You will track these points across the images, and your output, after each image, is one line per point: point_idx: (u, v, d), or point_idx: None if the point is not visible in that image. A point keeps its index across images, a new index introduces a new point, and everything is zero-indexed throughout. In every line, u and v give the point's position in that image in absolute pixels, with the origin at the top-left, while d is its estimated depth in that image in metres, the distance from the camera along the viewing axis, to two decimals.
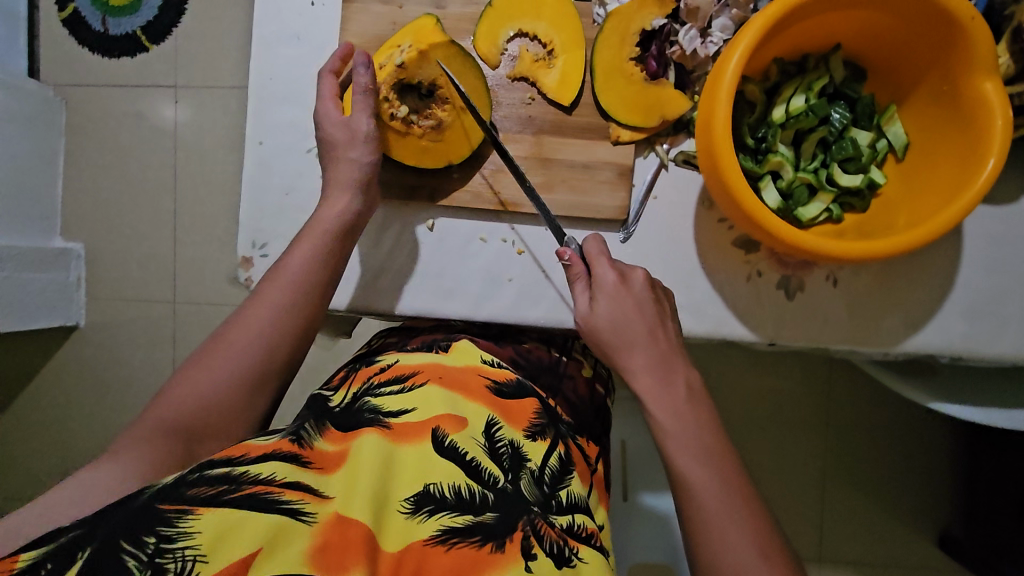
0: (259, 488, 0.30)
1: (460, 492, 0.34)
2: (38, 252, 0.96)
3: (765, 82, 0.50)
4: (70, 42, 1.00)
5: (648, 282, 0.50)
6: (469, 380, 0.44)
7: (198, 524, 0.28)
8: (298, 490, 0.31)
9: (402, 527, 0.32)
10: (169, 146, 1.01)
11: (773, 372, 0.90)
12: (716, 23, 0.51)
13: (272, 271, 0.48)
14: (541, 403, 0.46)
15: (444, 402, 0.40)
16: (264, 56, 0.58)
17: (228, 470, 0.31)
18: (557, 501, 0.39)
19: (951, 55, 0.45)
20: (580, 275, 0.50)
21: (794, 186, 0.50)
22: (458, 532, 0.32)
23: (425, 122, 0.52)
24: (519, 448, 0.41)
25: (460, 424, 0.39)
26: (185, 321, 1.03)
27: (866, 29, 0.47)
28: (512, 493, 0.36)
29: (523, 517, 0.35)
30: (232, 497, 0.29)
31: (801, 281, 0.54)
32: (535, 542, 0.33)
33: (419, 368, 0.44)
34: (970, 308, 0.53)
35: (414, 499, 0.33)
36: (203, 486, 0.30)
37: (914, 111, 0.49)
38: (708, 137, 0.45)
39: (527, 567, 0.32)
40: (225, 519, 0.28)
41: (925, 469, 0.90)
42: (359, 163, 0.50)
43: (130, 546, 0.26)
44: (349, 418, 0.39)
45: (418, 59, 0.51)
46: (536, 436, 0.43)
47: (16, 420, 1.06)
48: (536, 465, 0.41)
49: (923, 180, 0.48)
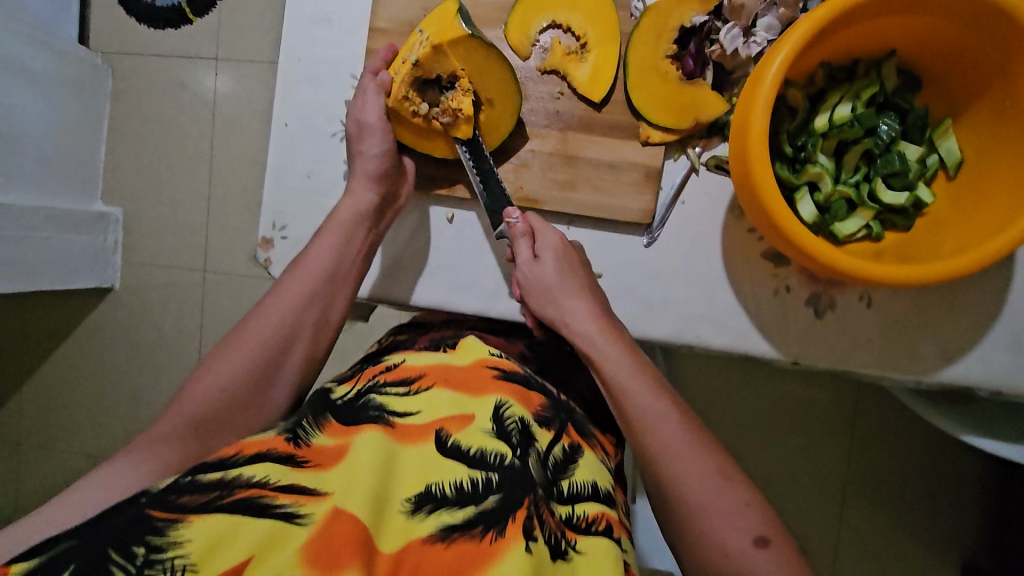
0: (250, 494, 0.29)
1: (461, 487, 0.33)
2: (80, 216, 0.99)
3: (809, 87, 0.47)
4: (119, 11, 1.01)
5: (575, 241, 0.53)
6: (477, 377, 0.42)
7: (187, 533, 0.27)
8: (293, 493, 0.30)
9: (399, 526, 0.31)
10: (207, 117, 1.02)
11: (798, 385, 0.87)
12: (761, 22, 0.49)
13: (294, 264, 0.49)
14: (547, 395, 0.45)
15: (449, 403, 0.38)
16: (292, 36, 0.57)
17: (219, 476, 0.30)
18: (559, 489, 0.38)
19: (1016, 68, 0.41)
20: (523, 234, 0.51)
21: (832, 200, 0.47)
22: (457, 527, 0.31)
23: (442, 117, 0.50)
24: (528, 427, 0.39)
25: (464, 422, 0.37)
26: (215, 291, 1.05)
27: (925, 34, 0.43)
28: (519, 470, 0.35)
29: (528, 497, 0.34)
30: (224, 504, 0.29)
31: (831, 299, 0.51)
32: (536, 525, 0.33)
33: (424, 370, 0.42)
34: (1015, 340, 0.50)
35: (414, 498, 0.32)
36: (193, 495, 0.29)
37: (970, 126, 0.46)
38: (743, 139, 0.42)
39: (528, 547, 0.31)
40: (216, 527, 0.28)
41: (953, 496, 0.86)
42: (375, 156, 0.51)
43: (117, 558, 0.26)
44: (353, 412, 0.37)
45: (434, 54, 0.48)
46: (544, 425, 0.41)
47: (55, 376, 1.11)
48: (543, 447, 0.39)
49: (975, 200, 0.45)
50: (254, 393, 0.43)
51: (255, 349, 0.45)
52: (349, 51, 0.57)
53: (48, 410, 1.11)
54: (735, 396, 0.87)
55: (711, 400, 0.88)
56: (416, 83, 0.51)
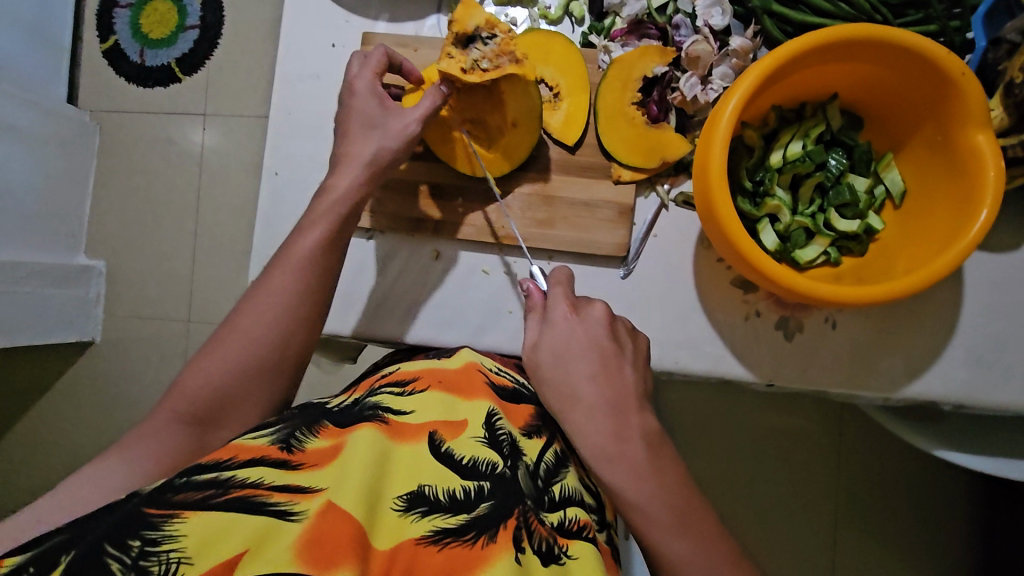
0: (246, 492, 0.30)
1: (454, 494, 0.34)
2: (63, 269, 1.00)
3: (763, 128, 0.52)
4: (108, 71, 1.04)
5: (606, 318, 0.47)
6: (468, 380, 0.44)
7: (183, 528, 0.28)
8: (286, 492, 0.31)
9: (394, 523, 0.32)
10: (194, 170, 1.05)
11: (777, 412, 0.89)
12: (717, 71, 0.54)
13: (282, 251, 0.47)
14: (535, 406, 0.47)
15: (443, 407, 0.40)
16: (285, 92, 0.61)
17: (215, 475, 0.31)
18: (549, 497, 0.38)
19: (944, 108, 0.45)
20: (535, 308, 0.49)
21: (791, 230, 0.51)
22: (450, 532, 0.32)
23: (502, 60, 0.49)
24: (517, 442, 0.40)
25: (458, 427, 0.38)
26: (199, 341, 1.05)
27: (863, 81, 0.48)
28: (509, 479, 0.36)
29: (518, 508, 0.35)
30: (218, 501, 0.29)
31: (799, 322, 0.54)
32: (525, 537, 0.33)
33: (418, 374, 0.44)
34: (970, 356, 0.53)
35: (407, 498, 0.33)
36: (189, 492, 0.30)
37: (910, 160, 0.50)
38: (705, 179, 0.46)
39: (517, 559, 0.32)
40: (209, 524, 0.28)
41: (938, 521, 0.87)
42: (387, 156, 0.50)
43: (112, 550, 0.27)
44: (348, 416, 0.38)
45: (467, 11, 0.48)
46: (534, 434, 0.43)
47: (31, 432, 1.08)
48: (532, 460, 0.40)
49: (920, 225, 0.48)
50: (239, 409, 0.42)
51: (243, 344, 0.43)
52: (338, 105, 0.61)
53: (21, 467, 1.08)
54: (721, 427, 0.89)
55: (695, 429, 0.89)
56: (456, 43, 0.49)
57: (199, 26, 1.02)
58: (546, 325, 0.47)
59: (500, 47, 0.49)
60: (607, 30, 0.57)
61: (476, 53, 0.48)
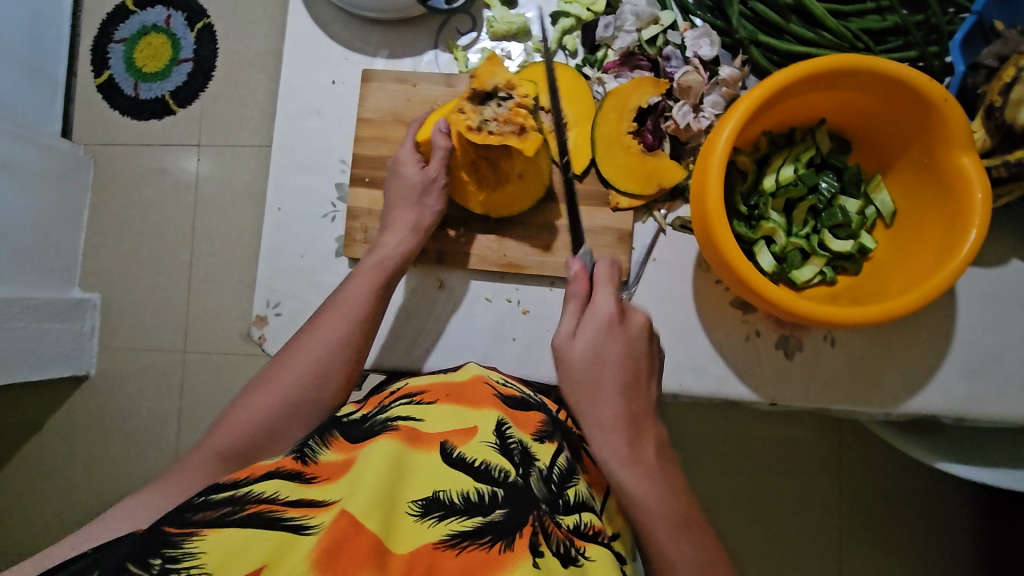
0: (262, 508, 0.30)
1: (468, 496, 0.33)
2: (58, 304, 1.00)
3: (755, 153, 0.53)
4: (102, 105, 1.05)
5: (647, 328, 0.50)
6: (477, 393, 0.44)
7: (202, 546, 0.27)
8: (301, 507, 0.30)
9: (410, 529, 0.31)
10: (190, 200, 1.06)
11: (777, 426, 0.89)
12: (707, 100, 0.56)
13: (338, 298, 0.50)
14: (545, 413, 0.47)
15: (452, 418, 0.40)
16: (286, 128, 0.63)
17: (231, 492, 0.31)
18: (564, 499, 0.39)
19: (930, 132, 0.47)
20: (577, 297, 0.51)
21: (787, 251, 0.52)
22: (467, 535, 0.31)
23: (505, 126, 0.49)
24: (528, 448, 0.40)
25: (469, 435, 0.38)
26: (196, 372, 1.05)
27: (849, 107, 0.50)
28: (522, 486, 0.36)
29: (532, 513, 0.34)
30: (235, 518, 0.29)
31: (799, 341, 0.55)
32: (542, 540, 0.33)
33: (427, 388, 0.44)
34: (967, 368, 0.54)
35: (422, 504, 0.32)
36: (206, 512, 0.29)
37: (899, 181, 0.52)
38: (702, 207, 0.47)
39: (534, 563, 0.30)
40: (229, 541, 0.27)
41: (943, 531, 0.87)
42: (431, 210, 0.54)
43: (135, 568, 0.26)
44: (359, 429, 0.38)
45: (490, 69, 0.51)
46: (546, 440, 0.43)
47: (25, 469, 1.07)
48: (544, 465, 0.40)
49: (913, 242, 0.50)
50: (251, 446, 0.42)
51: None
52: (338, 140, 0.62)
53: (17, 506, 1.07)
54: (722, 444, 0.89)
55: (695, 446, 0.89)
56: (473, 100, 0.51)
57: (193, 60, 1.04)
58: (574, 319, 0.50)
59: (511, 110, 0.50)
60: (599, 62, 0.59)
61: (487, 113, 0.50)
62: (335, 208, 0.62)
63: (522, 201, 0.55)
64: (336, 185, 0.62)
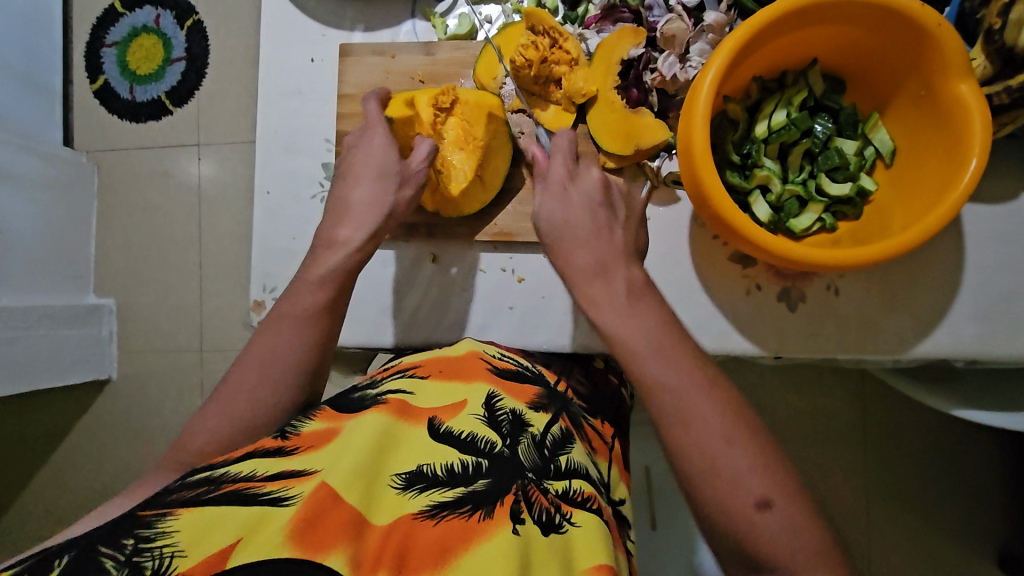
0: (238, 485, 0.29)
1: (453, 468, 0.33)
2: (73, 309, 1.01)
3: (746, 100, 0.52)
4: (100, 110, 1.05)
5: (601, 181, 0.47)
6: (470, 366, 0.44)
7: (176, 524, 0.27)
8: (279, 478, 0.30)
9: (392, 501, 0.31)
10: (193, 198, 1.06)
11: (794, 388, 0.88)
12: (694, 48, 0.53)
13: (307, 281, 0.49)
14: (541, 386, 0.46)
15: (441, 391, 0.40)
16: (269, 111, 0.62)
17: (209, 474, 0.31)
18: (556, 465, 0.37)
19: (925, 63, 0.45)
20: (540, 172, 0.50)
21: (784, 199, 0.51)
22: (447, 505, 0.31)
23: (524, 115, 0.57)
24: (521, 415, 0.40)
25: (456, 408, 0.38)
26: (212, 368, 1.06)
27: (840, 44, 0.48)
28: (508, 458, 0.35)
29: (516, 484, 0.33)
30: (210, 496, 0.29)
31: (801, 291, 0.54)
32: (524, 509, 0.32)
33: (421, 363, 0.45)
34: (978, 310, 0.52)
35: (405, 476, 0.32)
36: (184, 493, 0.29)
37: (896, 118, 0.50)
38: (688, 158, 0.46)
39: (515, 530, 0.30)
40: (204, 517, 0.27)
41: (968, 482, 0.86)
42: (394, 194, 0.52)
43: (107, 550, 0.26)
44: (350, 402, 0.39)
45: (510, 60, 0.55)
46: (539, 409, 0.42)
47: (59, 472, 1.10)
48: (538, 431, 0.39)
49: (913, 181, 0.48)
50: None
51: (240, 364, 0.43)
52: (322, 119, 0.61)
53: (52, 507, 1.10)
54: None
55: None
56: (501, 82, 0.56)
57: (186, 58, 1.03)
58: (540, 176, 0.49)
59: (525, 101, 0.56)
60: (580, 19, 0.58)
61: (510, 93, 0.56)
62: (322, 188, 0.61)
63: (481, 197, 0.56)
64: (322, 165, 0.61)
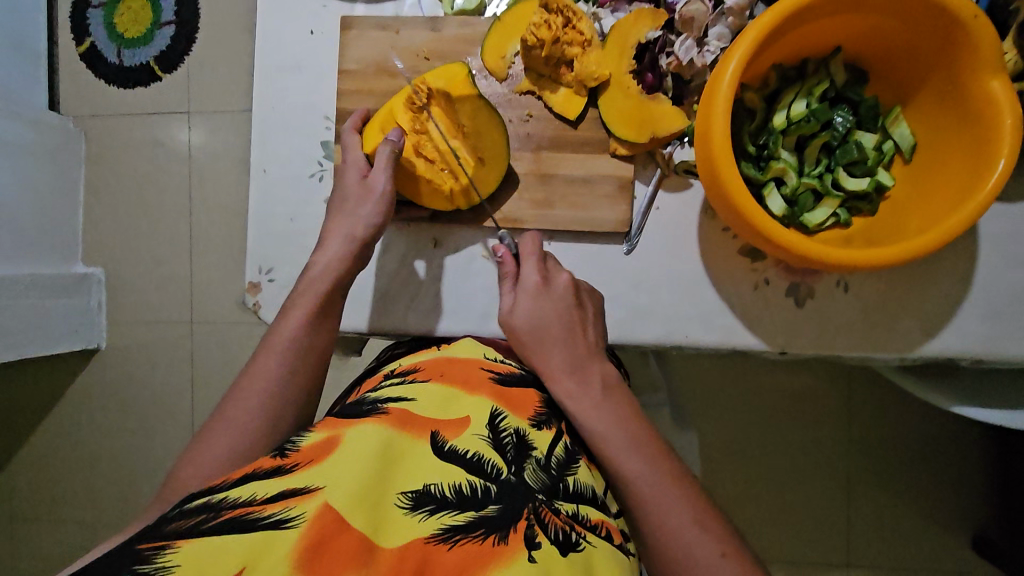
0: (238, 511, 0.28)
1: (461, 491, 0.32)
2: (62, 280, 0.99)
3: (764, 89, 0.50)
4: (86, 74, 1.01)
5: (571, 286, 0.51)
6: (470, 373, 0.43)
7: (177, 558, 0.26)
8: (280, 500, 0.29)
9: (401, 522, 0.30)
10: (184, 169, 1.03)
11: (790, 376, 0.88)
12: (712, 32, 0.51)
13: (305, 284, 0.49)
14: (542, 396, 0.45)
15: (443, 399, 0.39)
16: (266, 84, 0.59)
17: (207, 499, 0.29)
18: (565, 486, 0.37)
19: (955, 57, 0.43)
20: (509, 274, 0.52)
21: (798, 193, 0.49)
22: (460, 529, 0.30)
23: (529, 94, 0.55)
24: (524, 436, 0.39)
25: (460, 424, 0.37)
26: (205, 344, 1.04)
27: (867, 32, 0.46)
28: (516, 483, 0.34)
29: (528, 506, 0.33)
30: (210, 525, 0.27)
31: (810, 287, 0.53)
32: (539, 530, 0.31)
33: (421, 366, 0.44)
34: (988, 311, 0.52)
35: (412, 496, 0.32)
36: (182, 521, 0.28)
37: (918, 113, 0.48)
38: (707, 146, 0.44)
39: (531, 556, 0.30)
40: (204, 549, 0.26)
41: (957, 473, 0.87)
42: (363, 219, 0.51)
43: None
44: (349, 411, 0.37)
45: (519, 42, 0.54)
46: (541, 426, 0.41)
47: (49, 444, 1.09)
48: (543, 453, 0.39)
49: (934, 180, 0.46)
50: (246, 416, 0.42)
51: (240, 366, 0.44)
52: (321, 94, 0.59)
53: (43, 478, 1.09)
54: (736, 395, 0.88)
55: (709, 398, 0.89)
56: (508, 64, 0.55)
57: (176, 21, 0.99)
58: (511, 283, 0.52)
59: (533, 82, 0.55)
60: None
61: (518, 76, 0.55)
62: (321, 167, 0.59)
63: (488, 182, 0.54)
64: (321, 143, 0.59)
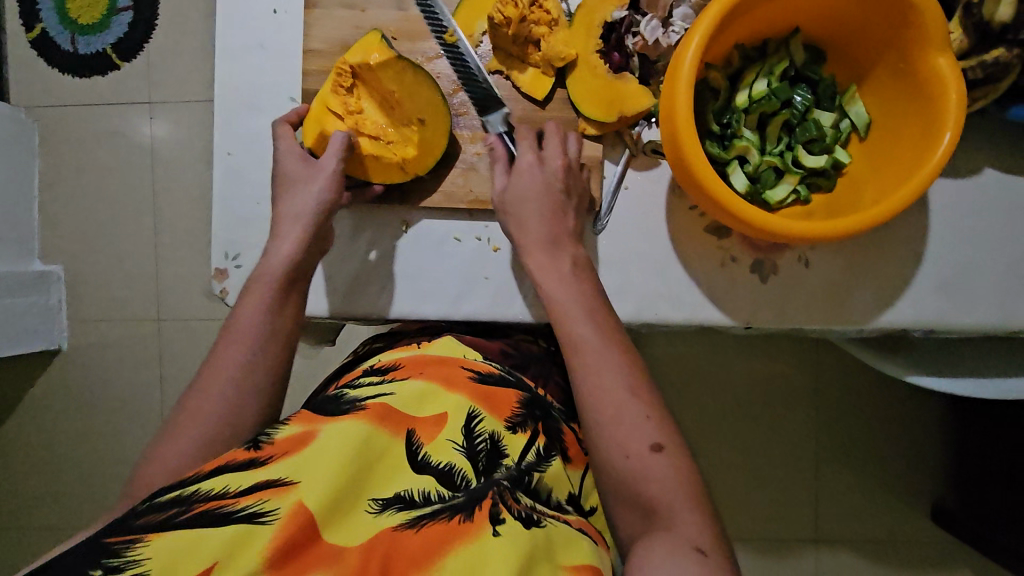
0: (211, 504, 0.28)
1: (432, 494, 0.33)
2: (18, 276, 0.95)
3: (727, 68, 0.51)
4: (39, 62, 0.97)
5: (565, 167, 0.52)
6: (450, 371, 0.43)
7: (148, 551, 0.26)
8: (254, 494, 0.29)
9: (368, 524, 0.30)
10: (145, 159, 1.00)
11: (758, 357, 0.90)
12: (677, 12, 0.52)
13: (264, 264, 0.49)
14: (522, 392, 0.45)
15: (420, 398, 0.39)
16: (228, 65, 0.58)
17: (178, 492, 0.29)
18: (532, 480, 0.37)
19: (905, 35, 0.45)
20: (500, 157, 0.53)
21: (761, 170, 0.51)
22: (427, 516, 0.30)
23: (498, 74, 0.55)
24: (499, 442, 0.38)
25: (438, 427, 0.37)
26: (172, 339, 1.01)
27: (823, 11, 0.47)
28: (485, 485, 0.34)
29: (492, 490, 0.33)
30: (182, 519, 0.27)
31: (774, 263, 0.54)
32: (503, 508, 0.31)
33: (402, 365, 0.44)
34: (940, 283, 0.54)
35: (382, 501, 0.32)
36: (152, 514, 0.28)
37: (872, 91, 0.50)
38: (671, 123, 0.45)
39: (495, 530, 0.29)
40: (175, 545, 0.26)
41: (916, 445, 0.91)
42: (315, 196, 0.50)
43: None
44: (327, 408, 0.37)
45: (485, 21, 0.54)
46: (515, 429, 0.41)
47: (10, 447, 1.05)
48: (515, 460, 0.38)
49: (887, 155, 0.48)
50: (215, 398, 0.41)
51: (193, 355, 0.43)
52: (286, 75, 0.58)
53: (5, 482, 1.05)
54: (707, 377, 0.91)
55: (681, 381, 0.91)
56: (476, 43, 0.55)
57: (133, 7, 0.96)
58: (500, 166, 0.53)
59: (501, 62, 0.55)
60: None
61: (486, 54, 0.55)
62: None
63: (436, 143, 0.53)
64: None
